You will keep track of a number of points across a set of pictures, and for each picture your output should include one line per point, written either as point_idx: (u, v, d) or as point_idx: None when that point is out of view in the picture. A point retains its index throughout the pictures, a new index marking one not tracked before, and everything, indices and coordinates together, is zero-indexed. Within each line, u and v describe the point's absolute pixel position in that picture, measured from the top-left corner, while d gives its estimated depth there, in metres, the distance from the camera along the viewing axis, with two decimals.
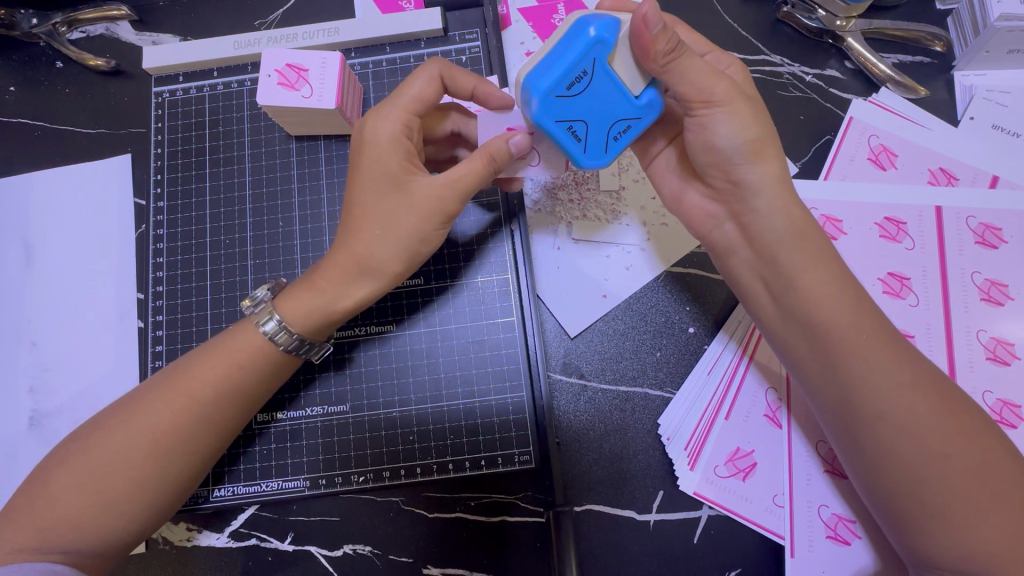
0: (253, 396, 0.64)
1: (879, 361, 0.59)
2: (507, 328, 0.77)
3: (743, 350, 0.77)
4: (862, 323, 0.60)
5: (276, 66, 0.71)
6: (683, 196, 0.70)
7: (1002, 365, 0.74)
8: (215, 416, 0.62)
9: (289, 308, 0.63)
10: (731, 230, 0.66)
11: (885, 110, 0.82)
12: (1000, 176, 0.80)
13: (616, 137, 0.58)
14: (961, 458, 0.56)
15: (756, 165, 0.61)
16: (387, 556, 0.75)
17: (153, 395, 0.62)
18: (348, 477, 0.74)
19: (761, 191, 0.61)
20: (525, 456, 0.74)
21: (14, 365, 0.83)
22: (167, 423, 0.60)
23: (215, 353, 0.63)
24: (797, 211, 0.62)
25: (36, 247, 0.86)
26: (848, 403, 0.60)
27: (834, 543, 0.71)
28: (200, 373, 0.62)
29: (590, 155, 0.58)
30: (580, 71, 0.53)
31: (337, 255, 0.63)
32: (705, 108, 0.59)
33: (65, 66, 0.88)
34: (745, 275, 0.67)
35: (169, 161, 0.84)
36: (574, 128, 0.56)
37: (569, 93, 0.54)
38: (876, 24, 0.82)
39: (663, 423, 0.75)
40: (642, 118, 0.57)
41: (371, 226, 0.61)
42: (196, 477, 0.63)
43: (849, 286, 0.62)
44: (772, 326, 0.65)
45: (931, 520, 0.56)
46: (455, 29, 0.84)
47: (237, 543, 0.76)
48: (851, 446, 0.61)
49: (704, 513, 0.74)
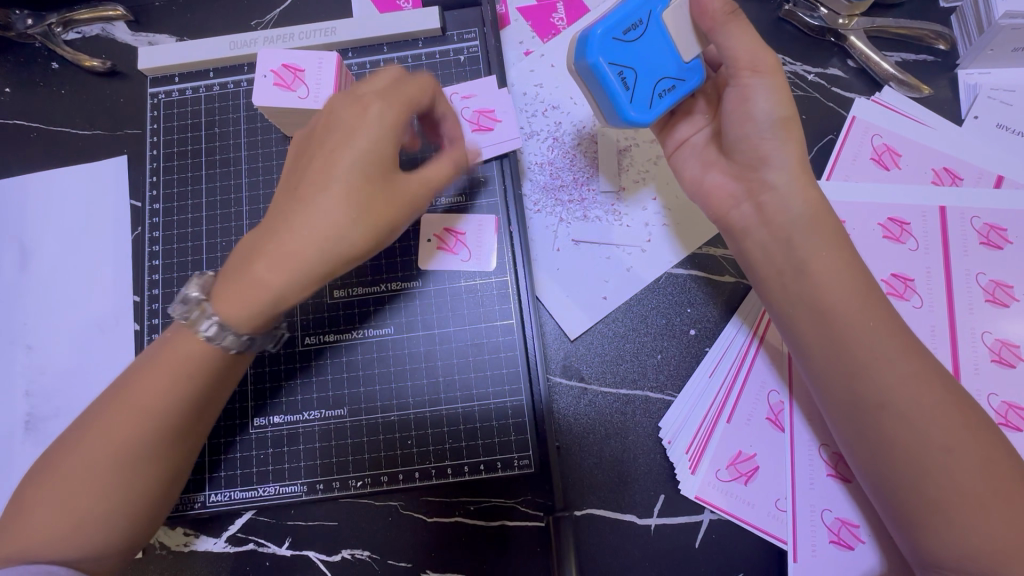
0: (205, 400, 0.61)
1: (886, 347, 0.59)
2: (505, 331, 0.76)
3: (754, 333, 0.76)
4: (869, 308, 0.60)
5: (272, 66, 0.70)
6: (704, 179, 0.70)
7: (1008, 367, 0.73)
8: (180, 425, 0.59)
9: (229, 306, 0.56)
10: (749, 210, 0.66)
11: (888, 109, 0.81)
12: (1004, 176, 0.79)
13: (660, 94, 0.61)
14: (966, 452, 0.55)
15: (783, 145, 0.62)
16: (385, 561, 0.74)
17: (101, 414, 0.58)
18: (346, 482, 0.74)
19: (783, 165, 0.63)
20: (525, 461, 0.73)
21: (10, 368, 0.82)
22: (124, 437, 0.57)
23: (160, 363, 0.59)
24: (813, 194, 0.63)
25: (33, 250, 0.85)
26: (853, 389, 0.59)
27: (837, 548, 0.70)
28: (142, 387, 0.58)
29: (635, 106, 0.61)
30: (636, 20, 0.59)
31: (286, 240, 0.55)
32: (750, 76, 0.62)
33: (60, 66, 0.88)
34: (760, 257, 0.65)
35: (165, 163, 0.83)
36: (624, 76, 0.60)
37: (624, 37, 0.59)
38: (880, 22, 0.81)
39: (663, 427, 0.75)
40: (686, 81, 0.62)
41: (341, 212, 0.55)
42: (174, 481, 0.61)
43: (857, 273, 0.62)
44: (780, 312, 0.64)
45: (939, 520, 0.55)
46: (453, 29, 0.83)
47: (235, 548, 0.75)
48: (858, 442, 0.60)
49: (705, 518, 0.73)
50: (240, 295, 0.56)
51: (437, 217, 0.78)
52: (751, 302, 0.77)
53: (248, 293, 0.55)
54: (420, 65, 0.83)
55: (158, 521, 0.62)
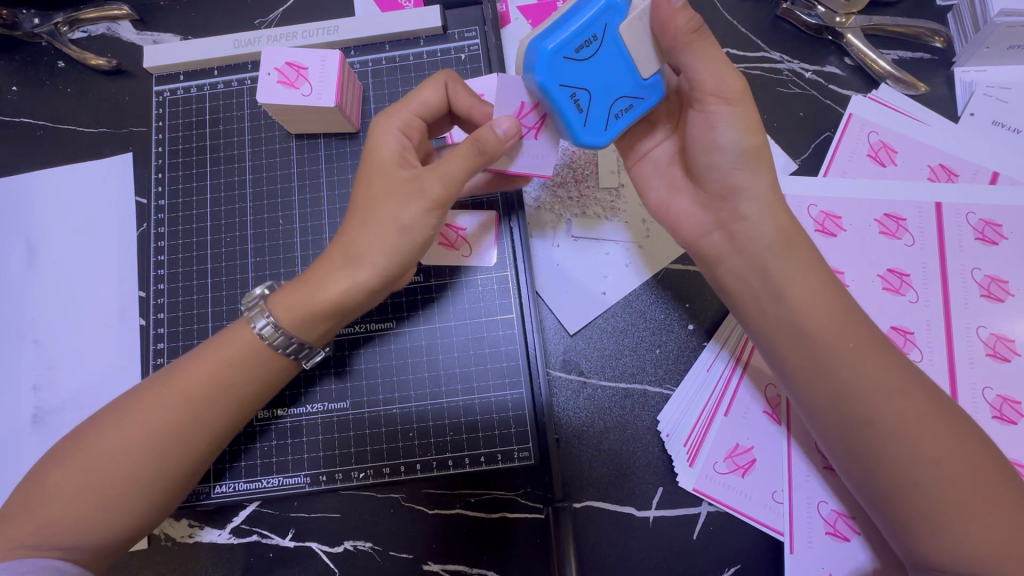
0: (243, 395, 0.64)
1: (870, 364, 0.59)
2: (506, 326, 0.77)
3: (737, 358, 0.77)
4: (849, 325, 0.61)
5: (276, 65, 0.72)
6: (671, 204, 0.69)
7: (1003, 362, 0.74)
8: (206, 411, 0.63)
9: (278, 305, 0.64)
10: (718, 239, 0.65)
11: (884, 106, 0.82)
12: (1000, 172, 0.80)
13: (616, 115, 0.57)
14: (954, 461, 0.56)
15: (751, 173, 0.61)
16: (387, 553, 0.75)
17: (145, 394, 0.63)
18: (348, 473, 0.75)
19: (756, 197, 0.62)
20: (525, 453, 0.74)
21: (17, 363, 0.83)
22: (163, 419, 0.61)
23: (209, 350, 0.65)
24: (785, 219, 0.63)
25: (39, 247, 0.86)
26: (840, 406, 0.60)
27: (834, 539, 0.71)
28: (190, 370, 0.63)
29: (589, 131, 0.57)
30: (590, 36, 0.54)
31: (330, 250, 0.64)
32: (716, 103, 0.59)
33: (67, 65, 0.89)
34: (732, 282, 0.66)
35: (170, 160, 0.84)
36: (577, 98, 0.55)
37: (576, 55, 0.54)
38: (877, 20, 0.82)
39: (662, 420, 0.76)
40: (645, 99, 0.57)
41: (359, 215, 0.63)
42: (194, 473, 0.64)
43: (833, 287, 0.62)
44: (761, 333, 0.65)
45: (928, 523, 0.56)
46: (454, 27, 0.84)
47: (238, 539, 0.76)
48: (844, 452, 0.61)
49: (703, 510, 0.74)
50: (291, 296, 0.64)
51: (483, 231, 0.79)
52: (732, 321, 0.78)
53: (298, 296, 0.63)
54: (421, 63, 0.84)
55: (178, 503, 0.65)
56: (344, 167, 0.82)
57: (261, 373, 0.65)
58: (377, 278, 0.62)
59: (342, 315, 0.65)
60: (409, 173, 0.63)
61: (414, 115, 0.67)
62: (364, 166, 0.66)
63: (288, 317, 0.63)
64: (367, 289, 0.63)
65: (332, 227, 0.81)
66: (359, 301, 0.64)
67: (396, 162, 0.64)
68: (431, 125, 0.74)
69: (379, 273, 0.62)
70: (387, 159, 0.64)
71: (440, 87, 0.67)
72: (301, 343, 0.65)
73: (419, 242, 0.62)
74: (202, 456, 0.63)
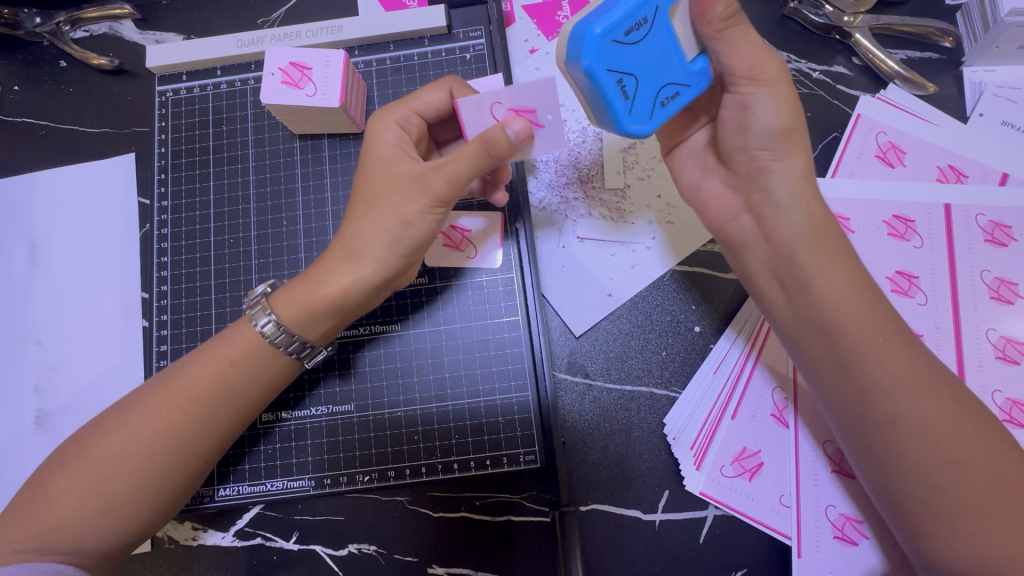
0: (247, 399, 0.64)
1: (896, 366, 0.58)
2: (511, 327, 0.77)
3: (752, 347, 0.76)
4: (877, 325, 0.59)
5: (280, 64, 0.71)
6: (702, 185, 0.69)
7: (1012, 364, 0.73)
8: (210, 415, 0.62)
9: (280, 303, 0.63)
10: (747, 224, 0.65)
11: (892, 107, 0.81)
12: (1010, 173, 0.79)
13: (663, 102, 0.56)
14: (975, 466, 0.56)
15: (784, 156, 0.60)
16: (392, 556, 0.75)
17: (148, 397, 0.62)
18: (353, 477, 0.74)
19: (787, 179, 0.60)
20: (530, 456, 0.74)
21: (19, 365, 0.83)
22: (167, 424, 0.61)
23: (213, 349, 0.64)
24: (818, 208, 0.61)
25: (41, 248, 0.86)
26: (861, 406, 0.60)
27: (841, 543, 0.71)
28: (195, 370, 0.63)
29: (637, 118, 0.55)
30: (639, 19, 0.52)
31: (331, 246, 0.64)
32: (749, 87, 0.58)
33: (69, 65, 0.88)
34: (759, 269, 0.66)
35: (173, 161, 0.84)
36: (624, 84, 0.54)
37: (626, 38, 0.52)
38: (885, 20, 0.81)
39: (668, 423, 0.75)
40: (689, 87, 0.57)
41: (360, 210, 0.63)
42: (197, 477, 0.64)
43: (863, 282, 0.61)
44: (787, 325, 0.65)
45: (943, 526, 0.56)
46: (459, 26, 0.83)
47: (242, 542, 0.76)
48: (863, 449, 0.61)
49: (709, 513, 0.73)
50: (300, 295, 0.63)
51: (489, 235, 0.78)
52: (748, 308, 0.77)
53: (309, 293, 0.63)
54: (426, 63, 0.83)
55: (181, 507, 0.65)
56: (348, 167, 0.81)
57: (261, 373, 0.64)
58: (377, 274, 0.62)
59: (345, 310, 0.64)
60: (410, 168, 0.62)
61: (414, 113, 0.67)
62: (365, 162, 0.66)
63: (289, 313, 0.63)
64: (368, 285, 0.63)
65: (336, 227, 0.80)
66: (360, 298, 0.63)
67: (397, 157, 0.64)
68: (436, 126, 0.74)
69: (381, 269, 0.62)
70: (388, 154, 0.64)
71: (444, 90, 0.67)
72: (303, 341, 0.64)
73: (421, 238, 0.62)
74: (206, 460, 0.63)
